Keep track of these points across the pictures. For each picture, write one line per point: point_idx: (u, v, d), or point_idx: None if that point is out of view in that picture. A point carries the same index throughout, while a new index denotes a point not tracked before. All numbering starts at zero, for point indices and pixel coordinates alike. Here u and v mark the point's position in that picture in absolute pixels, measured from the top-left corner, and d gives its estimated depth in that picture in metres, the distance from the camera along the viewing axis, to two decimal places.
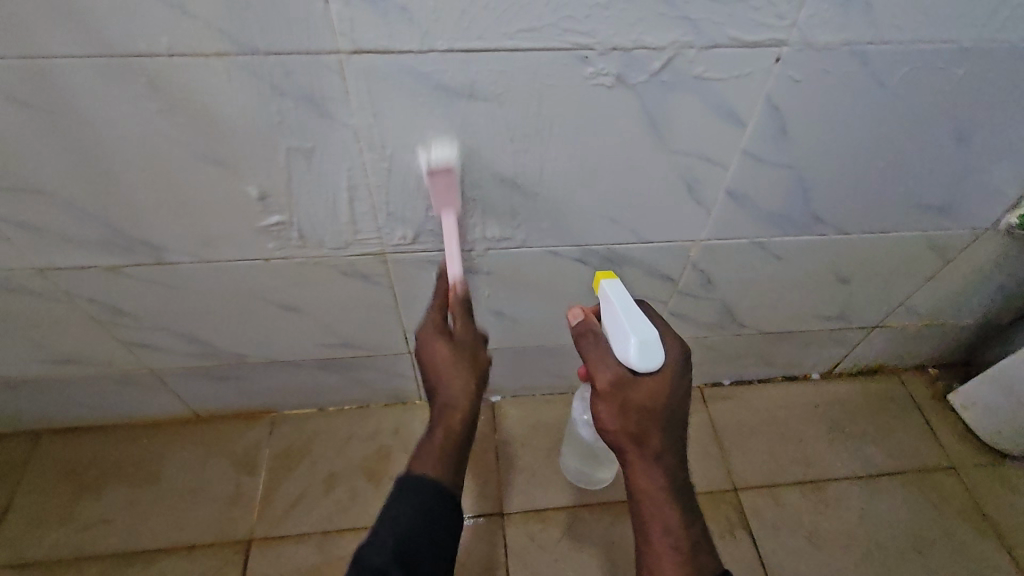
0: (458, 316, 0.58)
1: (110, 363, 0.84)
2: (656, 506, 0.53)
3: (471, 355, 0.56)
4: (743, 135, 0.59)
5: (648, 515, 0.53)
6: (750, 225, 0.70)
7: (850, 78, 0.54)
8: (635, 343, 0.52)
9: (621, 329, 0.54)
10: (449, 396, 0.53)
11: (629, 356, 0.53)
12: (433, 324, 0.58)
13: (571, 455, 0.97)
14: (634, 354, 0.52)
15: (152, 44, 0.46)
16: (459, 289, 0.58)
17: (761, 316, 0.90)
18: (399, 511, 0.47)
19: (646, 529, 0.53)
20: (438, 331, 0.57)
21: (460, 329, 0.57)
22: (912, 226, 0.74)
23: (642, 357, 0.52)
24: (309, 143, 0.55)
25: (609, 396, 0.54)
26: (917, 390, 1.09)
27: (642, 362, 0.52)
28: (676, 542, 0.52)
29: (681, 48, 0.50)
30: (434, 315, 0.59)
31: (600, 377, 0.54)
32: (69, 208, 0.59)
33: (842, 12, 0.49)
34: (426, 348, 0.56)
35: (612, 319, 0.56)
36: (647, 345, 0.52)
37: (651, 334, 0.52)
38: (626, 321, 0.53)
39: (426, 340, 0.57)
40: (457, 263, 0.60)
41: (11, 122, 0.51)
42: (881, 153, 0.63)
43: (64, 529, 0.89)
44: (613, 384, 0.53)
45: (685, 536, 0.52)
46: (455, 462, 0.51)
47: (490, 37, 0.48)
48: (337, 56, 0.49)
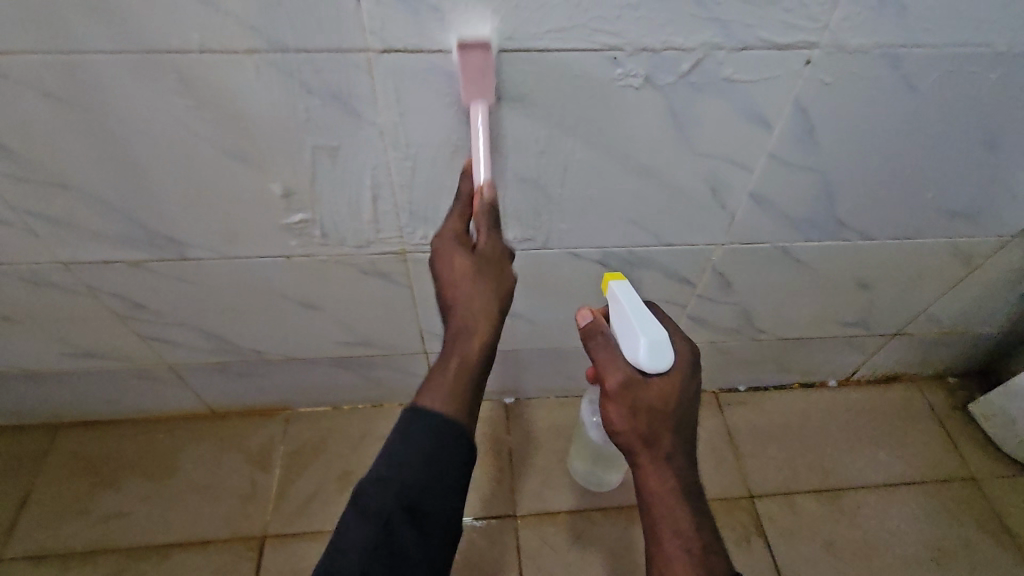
0: (483, 228, 0.49)
1: (129, 358, 0.84)
2: (668, 510, 0.49)
3: (495, 276, 0.49)
4: (770, 138, 0.58)
5: (659, 519, 0.50)
6: (773, 230, 0.70)
7: (881, 81, 0.54)
8: (645, 343, 0.51)
9: (630, 329, 0.53)
10: (465, 320, 0.48)
11: (638, 357, 0.51)
12: (454, 234, 0.50)
13: (577, 459, 0.96)
14: (644, 354, 0.51)
15: (185, 41, 0.47)
16: (486, 195, 0.48)
17: (779, 322, 0.89)
18: (408, 452, 0.43)
19: (657, 534, 0.50)
20: (460, 247, 0.50)
21: (485, 244, 0.49)
22: (938, 232, 0.73)
23: (651, 358, 0.51)
24: (335, 141, 0.56)
25: (617, 396, 0.52)
26: (937, 400, 1.08)
27: (651, 363, 0.51)
28: (690, 547, 0.48)
29: (711, 49, 0.50)
30: (455, 219, 0.51)
31: (608, 377, 0.53)
32: (96, 203, 0.60)
33: (875, 15, 0.48)
34: (444, 264, 0.50)
35: (621, 319, 0.55)
36: (657, 345, 0.51)
37: (661, 335, 0.51)
38: (636, 320, 0.53)
39: (446, 253, 0.50)
40: (484, 167, 0.49)
41: (43, 117, 0.51)
42: (909, 158, 0.62)
43: (80, 522, 0.89)
44: (622, 384, 0.52)
45: (700, 543, 0.48)
46: (467, 396, 0.46)
47: (519, 37, 0.48)
48: (366, 55, 0.49)
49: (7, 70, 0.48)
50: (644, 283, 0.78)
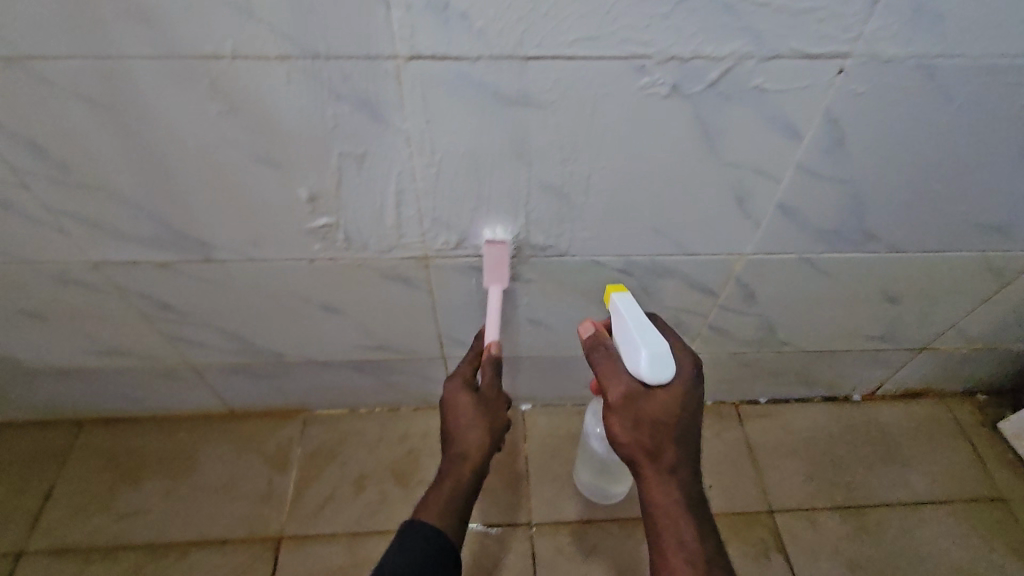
0: (487, 374, 0.63)
1: (154, 357, 0.86)
2: (672, 520, 0.52)
3: (492, 407, 0.61)
4: (799, 148, 0.57)
5: (662, 528, 0.53)
6: (799, 240, 0.69)
7: (915, 91, 0.53)
8: (645, 351, 0.54)
9: (632, 338, 0.56)
10: (464, 446, 0.59)
11: (637, 366, 0.55)
12: (463, 388, 0.62)
13: (583, 471, 0.95)
14: (643, 362, 0.54)
15: (219, 47, 0.48)
16: (493, 350, 0.64)
17: (803, 333, 0.87)
18: (409, 553, 0.51)
19: (660, 544, 0.53)
20: (468, 394, 0.62)
21: (489, 390, 0.62)
22: (970, 246, 0.71)
23: (650, 367, 0.54)
24: (362, 148, 0.56)
25: (622, 408, 0.55)
26: (965, 417, 1.05)
27: (649, 370, 0.54)
28: (692, 557, 0.51)
29: (741, 58, 0.49)
30: (460, 399, 0.61)
31: (612, 391, 0.56)
32: (127, 205, 0.61)
33: (911, 25, 0.48)
34: (453, 395, 0.62)
35: (624, 330, 0.58)
36: (655, 355, 0.54)
37: (660, 346, 0.54)
38: (637, 330, 0.56)
39: (452, 398, 0.62)
40: (494, 330, 0.67)
41: (81, 119, 0.52)
42: (941, 170, 0.61)
43: (101, 517, 0.91)
44: (626, 397, 0.54)
45: (702, 553, 0.51)
46: (457, 515, 0.55)
47: (548, 45, 0.48)
48: (395, 62, 0.49)
49: (48, 74, 0.49)
50: (666, 293, 0.77)
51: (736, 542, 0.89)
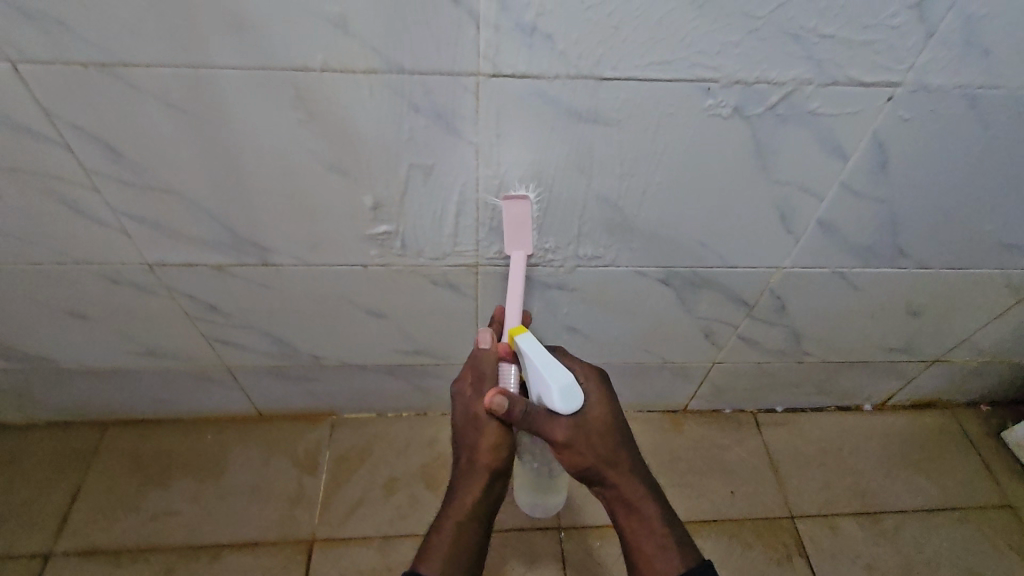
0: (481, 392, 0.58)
1: (191, 358, 0.86)
2: (640, 514, 0.55)
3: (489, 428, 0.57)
4: (844, 168, 0.61)
5: (634, 526, 0.55)
6: (834, 255, 0.72)
7: (956, 119, 0.56)
8: (557, 390, 0.50)
9: (540, 380, 0.52)
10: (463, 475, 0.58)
11: (556, 407, 0.51)
12: (457, 412, 0.59)
13: (520, 491, 0.91)
14: (560, 401, 0.51)
15: (308, 60, 0.49)
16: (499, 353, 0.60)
17: (826, 344, 0.91)
18: None
19: (636, 541, 0.55)
20: (463, 417, 0.59)
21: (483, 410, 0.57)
22: (991, 263, 0.75)
23: (567, 400, 0.51)
24: (431, 160, 0.58)
25: (573, 437, 0.53)
26: (971, 428, 1.09)
27: (568, 405, 0.51)
28: (663, 541, 0.54)
29: (801, 84, 0.53)
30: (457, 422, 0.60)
31: (556, 431, 0.52)
32: (193, 208, 0.62)
33: (960, 58, 0.51)
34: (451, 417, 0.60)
35: (532, 373, 0.53)
36: (567, 389, 0.51)
37: (567, 375, 0.51)
38: (541, 371, 0.51)
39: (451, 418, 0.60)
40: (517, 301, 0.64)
41: (161, 126, 0.54)
42: (972, 192, 0.64)
43: (130, 518, 0.90)
44: (574, 428, 0.52)
45: (671, 536, 0.54)
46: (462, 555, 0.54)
47: (623, 67, 0.51)
48: (476, 78, 0.51)
49: (137, 81, 0.50)
50: (702, 303, 0.80)
51: (758, 547, 0.92)
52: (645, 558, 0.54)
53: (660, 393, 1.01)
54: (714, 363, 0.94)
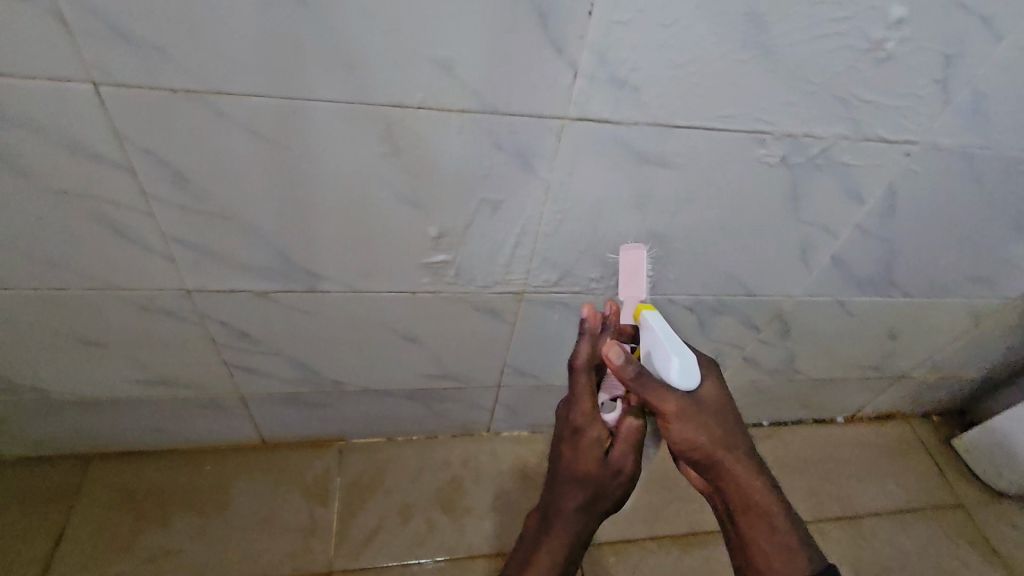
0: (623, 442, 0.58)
1: (205, 386, 0.82)
2: (758, 510, 0.53)
3: (619, 481, 0.58)
4: (860, 211, 0.69)
5: (752, 522, 0.53)
6: (839, 286, 0.80)
7: (955, 172, 0.66)
8: (678, 363, 0.55)
9: (662, 349, 0.56)
10: (575, 515, 0.57)
11: (670, 377, 0.55)
12: (590, 453, 0.58)
13: None
14: (677, 374, 0.55)
15: (407, 97, 0.51)
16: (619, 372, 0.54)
17: (815, 364, 1.00)
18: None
19: (755, 540, 0.53)
20: (596, 459, 0.57)
21: (621, 458, 0.58)
22: (961, 293, 0.86)
23: (684, 376, 0.55)
24: (501, 196, 0.61)
25: (686, 416, 0.54)
26: (925, 436, 1.22)
27: (683, 381, 0.55)
28: (784, 540, 0.52)
29: (838, 139, 0.60)
30: (587, 463, 0.57)
31: (667, 404, 0.54)
32: (253, 235, 0.60)
33: (967, 123, 0.60)
34: (574, 454, 0.58)
35: (651, 341, 0.58)
36: (687, 366, 0.55)
37: (691, 357, 0.56)
38: (667, 343, 0.56)
39: (572, 454, 0.59)
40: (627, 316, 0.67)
41: (240, 153, 0.53)
42: (956, 233, 0.74)
43: (125, 560, 0.84)
44: (687, 405, 0.54)
45: (793, 534, 0.52)
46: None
47: (694, 118, 0.56)
48: (561, 121, 0.54)
49: (225, 108, 0.49)
50: (719, 328, 0.86)
51: None
52: (766, 556, 0.52)
53: None
54: None
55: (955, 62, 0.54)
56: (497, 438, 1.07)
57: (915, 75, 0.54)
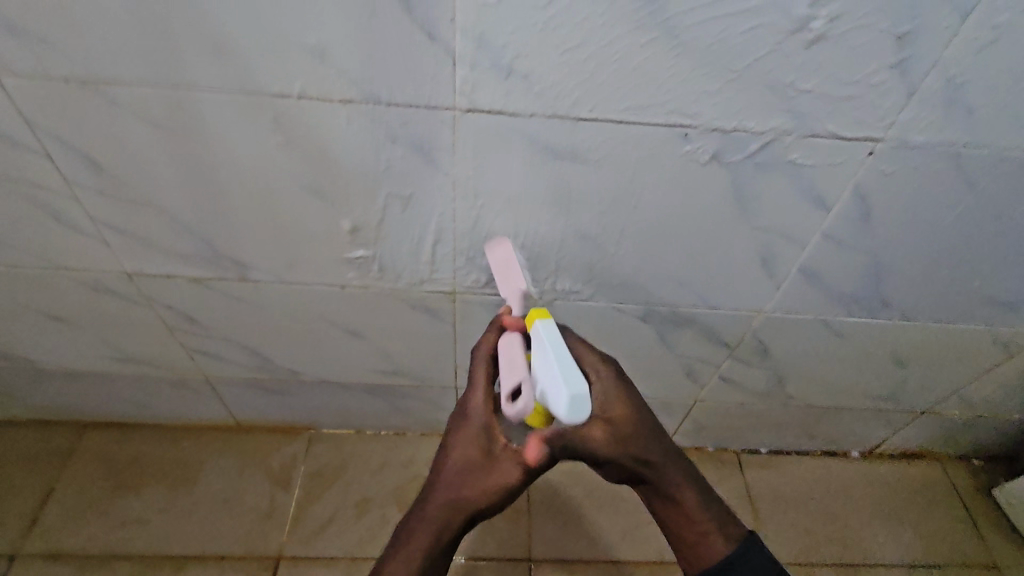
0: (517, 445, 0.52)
1: (170, 366, 0.86)
2: (680, 506, 0.55)
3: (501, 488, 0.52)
4: (826, 217, 0.60)
5: (675, 517, 0.56)
6: (817, 302, 0.71)
7: (940, 175, 0.55)
8: (568, 399, 0.45)
9: (552, 379, 0.46)
10: (443, 510, 0.52)
11: (560, 413, 0.46)
12: (473, 442, 0.53)
13: None
14: (567, 411, 0.45)
15: (286, 86, 0.50)
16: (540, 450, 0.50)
17: (810, 389, 0.89)
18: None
19: (679, 532, 0.56)
20: (480, 450, 0.53)
21: (507, 464, 0.52)
22: (979, 319, 0.73)
23: (574, 411, 0.45)
24: (409, 191, 0.58)
25: (612, 450, 0.51)
26: (961, 481, 1.06)
27: (574, 418, 0.45)
28: (705, 528, 0.55)
29: (779, 134, 0.52)
30: (468, 454, 0.53)
31: (597, 449, 0.50)
32: (174, 222, 0.62)
33: (944, 117, 0.50)
34: (457, 442, 0.54)
35: (544, 367, 0.48)
36: (579, 399, 0.45)
37: (584, 385, 0.45)
38: (557, 372, 0.46)
39: (455, 442, 0.54)
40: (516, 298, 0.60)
41: (142, 141, 0.54)
42: (957, 248, 0.63)
43: (99, 523, 0.90)
44: (611, 439, 0.51)
45: (712, 521, 0.55)
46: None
47: (600, 109, 0.51)
48: (453, 112, 0.51)
49: (117, 97, 0.51)
50: (683, 342, 0.79)
51: None
52: (690, 545, 0.55)
53: None
54: (697, 401, 0.93)
55: (910, 41, 0.45)
56: None
57: (860, 57, 0.46)
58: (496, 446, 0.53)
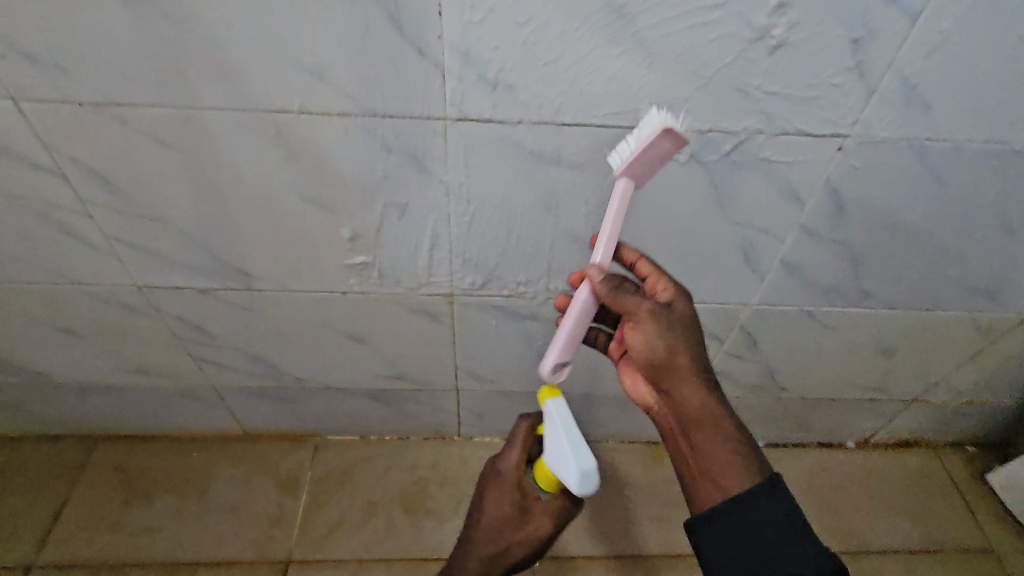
0: (549, 500, 0.70)
1: (179, 377, 0.89)
2: (708, 426, 0.51)
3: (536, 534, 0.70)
4: (801, 212, 0.63)
5: (703, 440, 0.51)
6: (800, 294, 0.74)
7: (907, 168, 0.59)
8: (578, 474, 0.59)
9: (564, 456, 0.61)
10: (488, 553, 0.70)
11: (572, 484, 0.60)
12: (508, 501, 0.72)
13: None
14: (578, 484, 0.59)
15: (287, 102, 0.53)
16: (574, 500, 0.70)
17: (802, 380, 0.92)
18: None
19: (703, 457, 0.51)
20: (514, 510, 0.71)
21: (539, 519, 0.70)
22: (958, 306, 0.76)
23: (583, 484, 0.60)
24: (405, 200, 0.62)
25: (688, 326, 0.53)
26: (956, 469, 1.08)
27: (582, 489, 0.60)
28: (735, 449, 0.50)
29: (752, 133, 0.55)
30: (506, 505, 0.72)
31: (690, 319, 0.54)
32: (182, 235, 0.65)
33: (904, 112, 0.53)
34: (497, 501, 0.73)
35: (557, 444, 0.62)
36: (586, 474, 0.59)
37: (591, 462, 0.60)
38: (571, 451, 0.60)
39: (497, 495, 0.73)
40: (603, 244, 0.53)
41: (152, 158, 0.57)
42: (928, 237, 0.66)
43: (112, 533, 0.92)
44: (689, 311, 0.54)
45: (740, 444, 0.51)
46: None
47: (582, 115, 0.54)
48: (443, 122, 0.55)
49: (129, 118, 0.54)
50: None
51: None
52: (716, 469, 0.50)
53: (638, 424, 1.02)
54: None
55: (865, 44, 0.49)
56: (469, 443, 1.06)
57: (820, 60, 0.50)
58: (527, 507, 0.71)
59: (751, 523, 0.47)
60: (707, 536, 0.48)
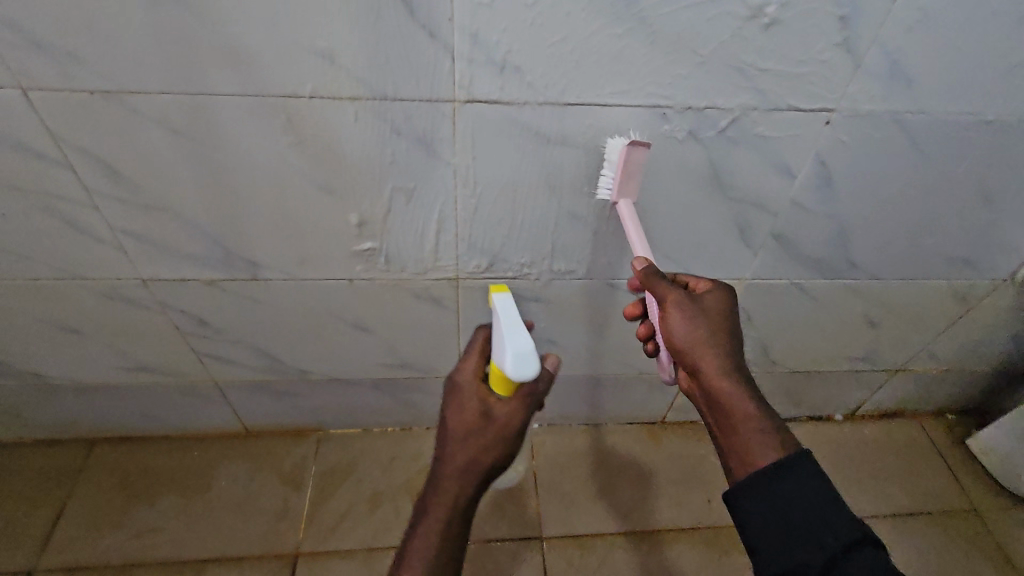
0: (514, 398, 0.54)
1: (181, 374, 0.88)
2: (734, 406, 0.52)
3: (505, 437, 0.53)
4: (793, 186, 0.66)
5: (728, 421, 0.52)
6: (792, 268, 0.77)
7: (890, 140, 0.62)
8: (513, 353, 0.52)
9: (502, 343, 0.54)
10: (457, 477, 0.52)
11: (507, 370, 0.52)
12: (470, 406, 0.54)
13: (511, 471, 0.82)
14: (513, 365, 0.51)
15: (299, 87, 0.54)
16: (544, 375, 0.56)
17: (793, 354, 0.95)
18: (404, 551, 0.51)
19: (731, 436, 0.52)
20: (477, 414, 0.54)
21: (504, 415, 0.53)
22: (938, 274, 0.80)
23: (521, 367, 0.51)
24: (413, 184, 0.63)
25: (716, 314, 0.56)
26: (938, 437, 1.13)
27: (522, 373, 0.51)
28: (759, 427, 0.51)
29: (746, 110, 0.58)
30: (467, 413, 0.54)
31: (719, 309, 0.57)
32: (189, 225, 0.66)
33: (887, 87, 0.57)
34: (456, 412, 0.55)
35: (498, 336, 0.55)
36: (522, 354, 0.52)
37: (528, 344, 0.52)
38: (507, 333, 0.54)
39: (453, 409, 0.56)
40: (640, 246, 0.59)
41: (161, 147, 0.58)
42: (909, 208, 0.70)
43: (115, 534, 0.91)
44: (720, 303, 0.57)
45: (765, 423, 0.51)
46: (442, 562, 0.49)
47: (586, 96, 0.56)
48: (452, 104, 0.56)
49: (139, 106, 0.54)
50: None
51: (736, 552, 0.94)
52: (742, 447, 0.51)
53: (637, 405, 1.05)
54: None
55: (851, 22, 0.52)
56: None
57: (810, 38, 0.53)
58: (491, 406, 0.54)
59: (787, 492, 0.48)
60: (747, 498, 0.49)
